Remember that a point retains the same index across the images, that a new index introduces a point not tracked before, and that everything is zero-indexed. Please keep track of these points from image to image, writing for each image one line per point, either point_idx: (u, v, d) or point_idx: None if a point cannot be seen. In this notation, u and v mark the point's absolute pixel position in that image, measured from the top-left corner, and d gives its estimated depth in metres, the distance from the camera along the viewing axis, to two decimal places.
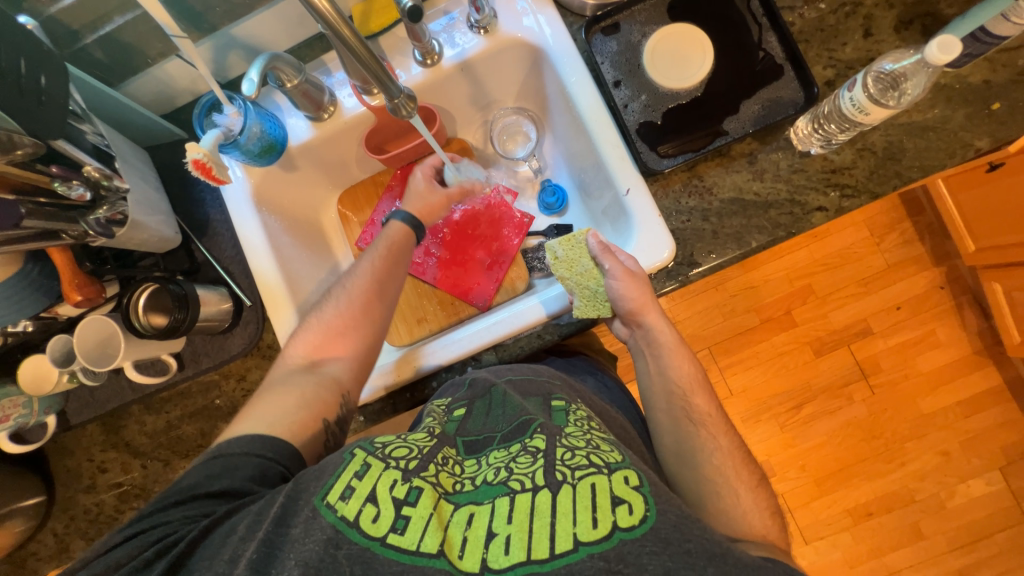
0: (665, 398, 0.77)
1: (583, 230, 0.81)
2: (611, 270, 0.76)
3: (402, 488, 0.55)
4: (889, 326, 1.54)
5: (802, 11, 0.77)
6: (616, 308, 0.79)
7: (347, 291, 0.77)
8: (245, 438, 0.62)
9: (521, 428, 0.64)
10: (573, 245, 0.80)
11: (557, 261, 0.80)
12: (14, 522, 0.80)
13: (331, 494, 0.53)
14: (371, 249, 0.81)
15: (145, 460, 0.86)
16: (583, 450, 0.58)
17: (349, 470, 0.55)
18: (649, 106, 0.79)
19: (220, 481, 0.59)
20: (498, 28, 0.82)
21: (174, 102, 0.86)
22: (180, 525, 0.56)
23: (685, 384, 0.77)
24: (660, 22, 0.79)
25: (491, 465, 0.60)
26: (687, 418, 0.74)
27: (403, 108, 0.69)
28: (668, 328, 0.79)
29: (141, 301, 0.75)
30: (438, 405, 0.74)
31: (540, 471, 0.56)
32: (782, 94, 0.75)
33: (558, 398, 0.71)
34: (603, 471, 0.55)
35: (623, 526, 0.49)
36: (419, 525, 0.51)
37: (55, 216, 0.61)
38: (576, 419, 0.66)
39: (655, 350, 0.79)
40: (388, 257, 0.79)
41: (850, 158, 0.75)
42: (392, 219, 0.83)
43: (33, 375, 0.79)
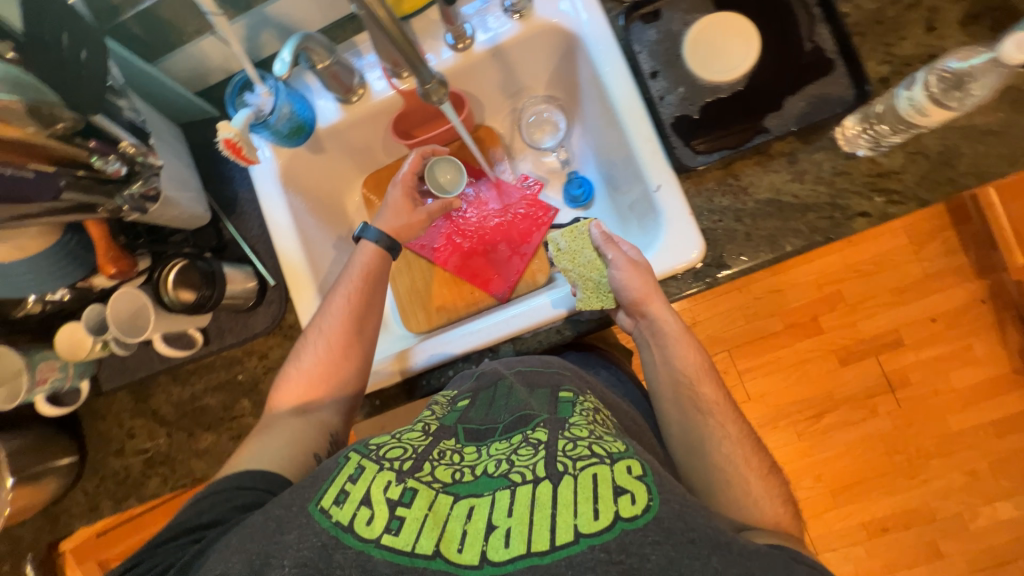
0: (671, 388, 0.75)
1: (586, 220, 0.82)
2: (614, 259, 0.75)
3: (396, 488, 0.54)
4: (923, 338, 1.48)
5: (858, 1, 0.73)
6: (617, 297, 0.76)
7: (327, 328, 0.77)
8: (231, 476, 0.64)
9: (522, 421, 0.63)
10: (576, 236, 0.81)
11: (559, 252, 0.81)
12: (49, 479, 0.85)
13: (325, 500, 0.54)
14: (344, 276, 0.81)
15: (170, 429, 0.89)
16: (585, 441, 0.57)
17: (342, 474, 0.56)
18: (687, 99, 0.75)
19: (209, 513, 0.60)
20: (533, 13, 0.80)
21: (206, 80, 0.87)
22: (171, 553, 0.58)
23: (691, 373, 0.74)
24: (704, 10, 0.76)
25: (492, 455, 0.58)
26: (694, 407, 0.73)
27: (434, 93, 0.67)
28: (673, 318, 0.75)
29: (171, 276, 0.78)
30: (443, 396, 0.75)
31: (541, 462, 0.55)
32: (830, 91, 0.71)
33: (566, 390, 0.70)
34: (605, 460, 0.54)
35: (625, 516, 0.48)
36: (414, 526, 0.50)
37: (92, 189, 0.61)
38: (582, 410, 0.65)
39: (660, 341, 0.76)
40: (363, 286, 0.79)
41: (899, 162, 0.70)
42: (365, 236, 0.82)
43: (68, 341, 0.81)
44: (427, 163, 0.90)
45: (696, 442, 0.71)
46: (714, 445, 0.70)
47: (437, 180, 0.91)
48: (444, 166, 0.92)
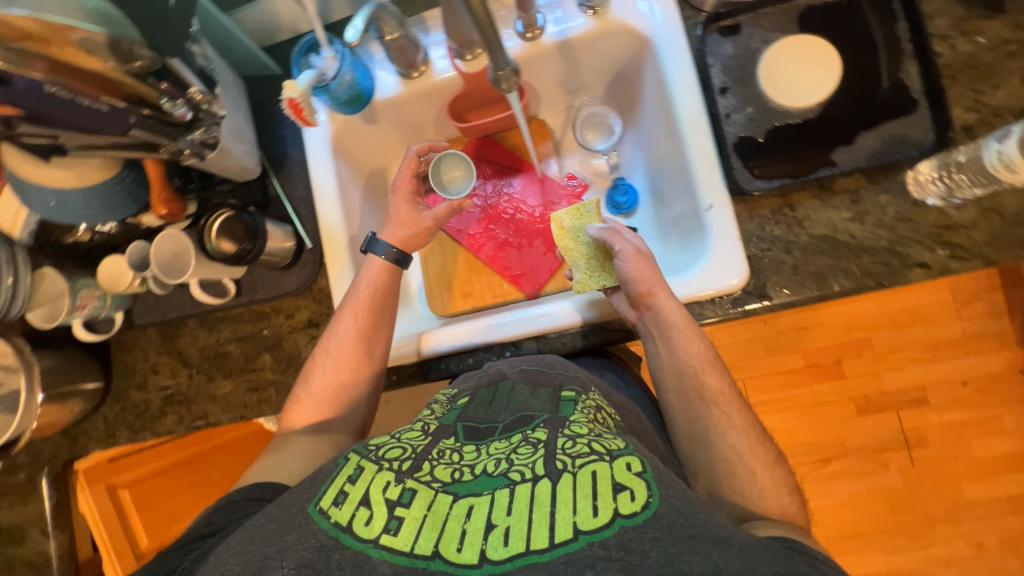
0: (675, 379, 0.73)
1: (594, 200, 0.83)
2: (621, 250, 0.75)
3: (395, 489, 0.53)
4: (951, 401, 1.42)
5: (954, 42, 0.69)
6: (625, 284, 0.75)
7: (335, 351, 0.78)
8: (235, 490, 0.65)
9: (522, 422, 0.63)
10: (581, 214, 0.82)
11: (565, 231, 0.82)
12: (75, 400, 0.88)
13: (323, 501, 0.53)
14: (350, 295, 0.80)
15: (192, 371, 0.92)
16: (585, 438, 0.56)
17: (341, 475, 0.55)
18: (754, 120, 0.73)
19: (209, 525, 0.60)
20: (608, 11, 0.78)
21: (274, 37, 0.87)
22: (170, 559, 0.58)
23: (695, 364, 0.72)
24: (787, 30, 0.73)
25: (491, 455, 0.58)
26: (698, 397, 0.71)
27: (505, 81, 0.67)
28: (677, 307, 0.72)
29: (216, 225, 0.78)
30: (443, 395, 0.75)
31: (541, 460, 0.54)
32: (908, 132, 0.68)
33: (568, 389, 0.69)
34: (605, 458, 0.53)
35: (625, 512, 0.47)
36: (413, 526, 0.50)
37: (157, 129, 0.63)
38: (584, 408, 0.64)
39: (664, 333, 0.72)
40: (370, 308, 0.79)
41: (970, 217, 0.67)
42: (372, 250, 0.82)
43: (109, 273, 0.85)
44: (436, 157, 0.88)
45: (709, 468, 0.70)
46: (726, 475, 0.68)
47: (442, 177, 0.90)
48: (450, 162, 0.90)
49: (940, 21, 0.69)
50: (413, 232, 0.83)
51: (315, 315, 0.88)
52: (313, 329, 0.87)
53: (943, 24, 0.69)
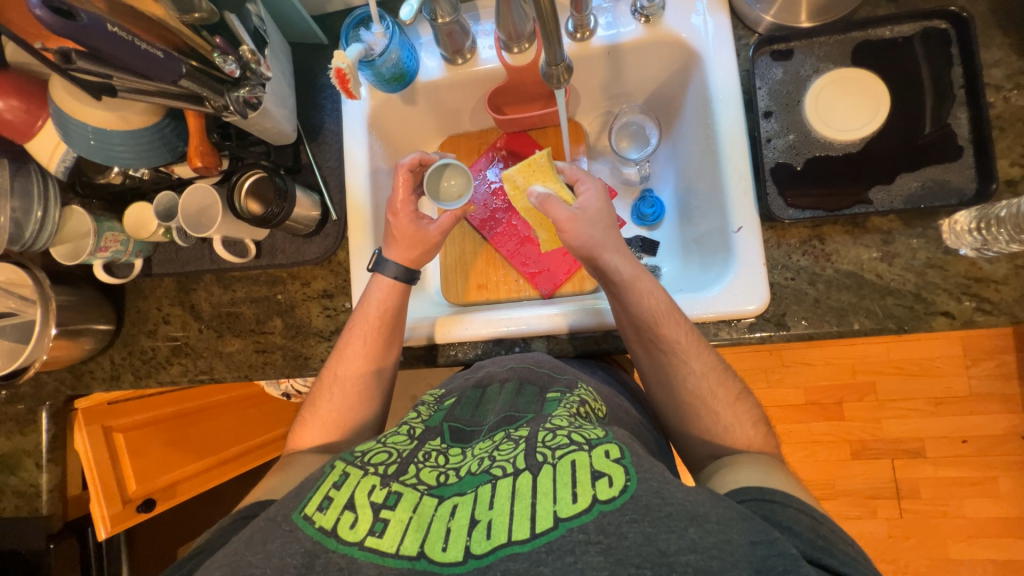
0: (632, 330, 0.73)
1: (544, 152, 0.81)
2: (557, 218, 0.75)
3: (380, 492, 0.53)
4: (950, 456, 1.40)
5: (1008, 94, 0.68)
6: (570, 247, 0.76)
7: (343, 373, 0.78)
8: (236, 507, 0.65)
9: (507, 422, 0.63)
10: (534, 169, 0.81)
11: (518, 191, 0.83)
12: (86, 339, 0.89)
13: (308, 507, 0.52)
14: (360, 316, 0.79)
15: (202, 326, 0.93)
16: (565, 430, 0.56)
17: (326, 482, 0.55)
18: (794, 148, 0.72)
19: (206, 541, 0.60)
20: (661, 21, 0.78)
21: (325, 7, 0.88)
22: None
23: (649, 316, 0.71)
24: (839, 61, 0.72)
25: (475, 456, 0.58)
26: (657, 348, 0.71)
27: (556, 78, 0.67)
28: (625, 262, 0.74)
29: (246, 184, 0.79)
30: (431, 395, 0.77)
31: (521, 455, 0.54)
32: (950, 178, 0.67)
33: (553, 390, 0.68)
34: (583, 447, 0.53)
35: (603, 498, 0.47)
36: (398, 528, 0.49)
37: (205, 82, 0.63)
38: (569, 404, 0.63)
39: (615, 290, 0.73)
40: (376, 331, 0.78)
41: (1002, 272, 0.66)
42: (379, 270, 0.81)
43: (136, 219, 0.87)
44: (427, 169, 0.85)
45: None
46: None
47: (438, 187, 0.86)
48: (446, 172, 0.86)
49: (996, 71, 0.68)
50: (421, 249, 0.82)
51: (330, 287, 0.88)
52: (327, 300, 0.88)
53: (999, 74, 0.68)
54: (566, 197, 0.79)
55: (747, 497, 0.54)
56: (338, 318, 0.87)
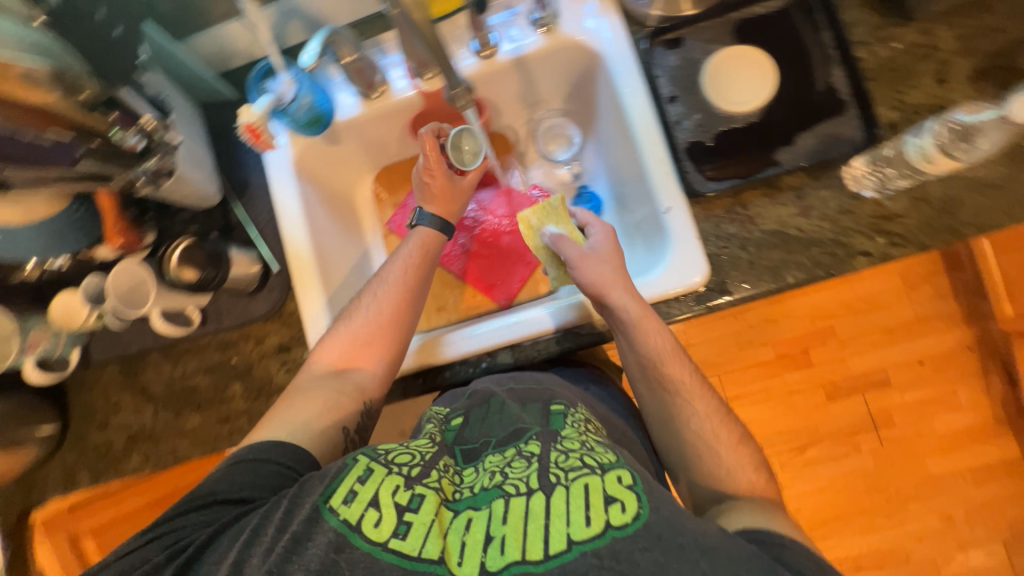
0: (638, 369, 0.74)
1: (557, 196, 0.82)
2: (568, 257, 0.76)
3: (404, 494, 0.56)
4: (910, 379, 1.50)
5: (874, 48, 0.75)
6: (581, 287, 0.75)
7: (377, 299, 0.78)
8: (263, 445, 0.65)
9: (516, 436, 0.64)
10: (547, 212, 0.82)
11: (531, 231, 0.82)
12: (28, 446, 0.83)
13: (333, 498, 0.55)
14: (398, 256, 0.82)
15: (157, 407, 0.88)
16: (576, 452, 0.58)
17: (351, 475, 0.57)
18: (702, 126, 0.77)
19: (239, 488, 0.61)
20: (559, 29, 0.82)
21: (230, 63, 0.88)
22: (197, 528, 0.58)
23: (655, 356, 0.72)
24: (725, 41, 0.78)
25: (487, 470, 0.60)
26: (660, 385, 0.73)
27: (459, 98, 0.69)
28: (633, 302, 0.71)
29: (175, 254, 0.76)
30: (437, 413, 0.74)
31: (534, 475, 0.56)
32: (841, 131, 0.73)
33: (557, 403, 0.70)
34: (596, 471, 0.54)
35: (615, 524, 0.49)
36: (420, 531, 0.52)
37: (110, 159, 0.63)
38: (574, 421, 0.65)
39: (623, 329, 0.73)
40: (419, 265, 0.81)
41: (903, 206, 0.72)
42: (419, 221, 0.84)
43: (63, 310, 0.80)
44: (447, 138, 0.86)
45: None
46: None
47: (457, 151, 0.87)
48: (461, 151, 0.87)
49: (859, 29, 0.76)
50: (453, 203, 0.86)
51: (286, 339, 0.86)
52: (285, 353, 0.86)
53: (863, 32, 0.75)
54: (578, 239, 0.80)
55: (756, 536, 0.55)
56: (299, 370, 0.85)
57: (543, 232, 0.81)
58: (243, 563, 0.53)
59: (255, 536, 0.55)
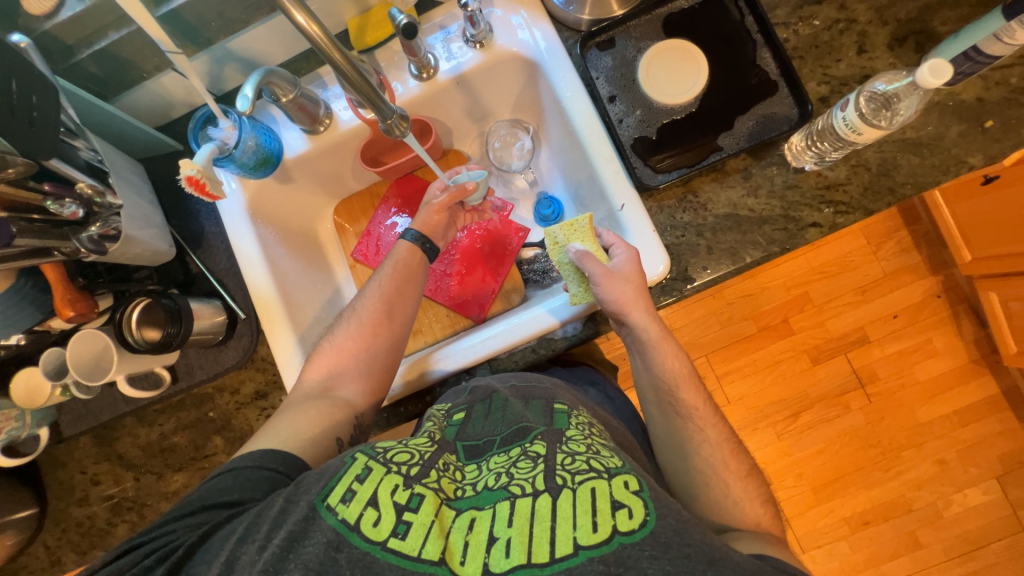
0: (653, 394, 0.76)
1: (586, 214, 0.79)
2: (592, 274, 0.73)
3: (403, 493, 0.54)
4: (888, 334, 1.54)
5: (796, 27, 0.78)
6: (602, 304, 0.74)
7: (357, 313, 0.79)
8: (256, 452, 0.63)
9: (521, 434, 0.64)
10: (574, 230, 0.79)
11: (558, 246, 0.80)
12: (6, 535, 0.80)
13: (331, 497, 0.53)
14: (380, 272, 0.83)
15: (138, 473, 0.86)
16: (583, 455, 0.58)
17: (349, 474, 0.56)
18: (644, 122, 0.79)
19: (232, 492, 0.59)
20: (494, 43, 0.83)
21: (169, 115, 0.87)
22: (184, 532, 0.56)
23: (669, 374, 0.75)
24: (655, 37, 0.80)
25: (492, 470, 0.60)
26: (675, 411, 0.74)
27: (396, 128, 0.69)
28: (653, 324, 0.74)
29: (134, 315, 0.74)
30: (438, 409, 0.74)
31: (541, 475, 0.56)
32: (776, 110, 0.76)
33: (560, 402, 0.71)
34: (603, 475, 0.55)
35: (623, 530, 0.49)
36: (421, 531, 0.51)
37: (46, 233, 0.62)
38: (578, 423, 0.66)
39: (641, 348, 0.76)
40: (398, 278, 0.81)
41: (844, 174, 0.75)
42: (402, 236, 0.85)
43: (26, 391, 0.78)
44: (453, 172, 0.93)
45: (678, 446, 0.74)
46: (695, 448, 0.72)
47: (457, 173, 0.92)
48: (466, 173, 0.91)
49: (780, 11, 0.78)
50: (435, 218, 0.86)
51: (261, 385, 0.85)
52: (262, 400, 0.85)
53: (783, 13, 0.78)
54: (602, 258, 0.76)
55: (767, 555, 0.56)
56: None
57: (569, 249, 0.78)
58: (235, 561, 0.51)
59: (245, 535, 0.53)
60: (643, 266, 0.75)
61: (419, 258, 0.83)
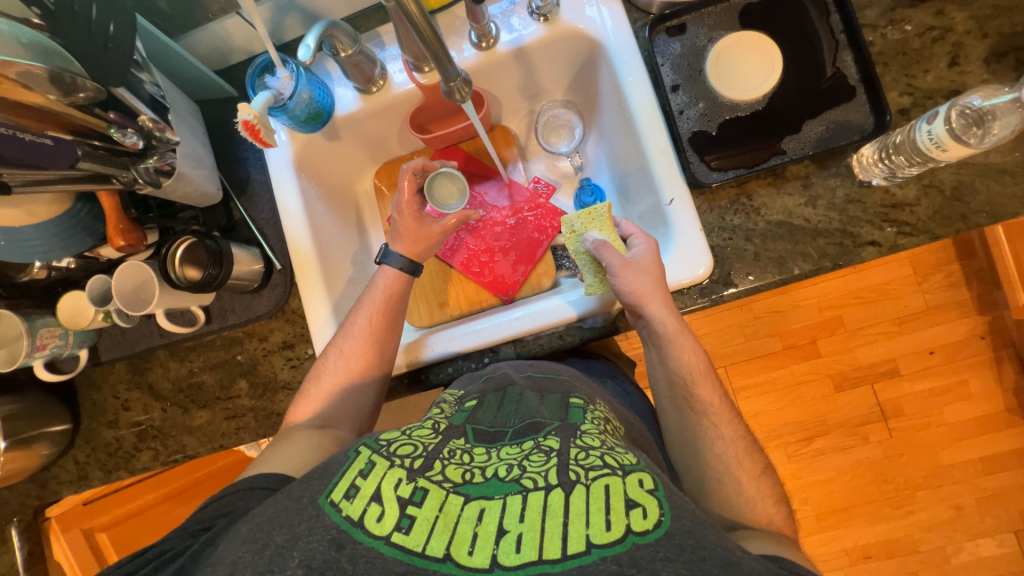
0: (666, 386, 0.76)
1: (606, 203, 0.80)
2: (610, 265, 0.73)
3: (407, 487, 0.54)
4: (920, 370, 1.47)
5: (884, 31, 0.73)
6: (617, 295, 0.73)
7: (344, 356, 0.77)
8: (245, 478, 0.64)
9: (533, 428, 0.64)
10: (592, 218, 0.80)
11: (574, 235, 0.81)
12: (41, 445, 0.85)
13: (335, 493, 0.54)
14: (365, 298, 0.82)
15: (166, 405, 0.89)
16: (597, 451, 0.58)
17: (352, 469, 0.57)
18: (706, 115, 0.76)
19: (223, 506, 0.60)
20: (558, 17, 0.80)
21: (228, 60, 0.88)
22: (180, 540, 0.58)
23: (687, 373, 0.73)
24: (729, 27, 0.76)
25: (503, 460, 0.59)
26: (689, 406, 0.74)
27: (457, 92, 0.67)
28: (670, 317, 0.72)
29: (178, 253, 0.77)
30: (450, 395, 0.76)
31: (554, 470, 0.55)
32: (850, 118, 0.71)
33: (576, 397, 0.71)
34: (617, 472, 0.54)
35: (637, 530, 0.49)
36: (425, 526, 0.51)
37: (107, 160, 0.63)
38: (593, 419, 0.66)
39: (657, 342, 0.74)
40: (383, 313, 0.80)
41: (913, 194, 0.70)
42: (385, 260, 0.83)
43: (71, 309, 0.82)
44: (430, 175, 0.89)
45: (693, 451, 0.72)
46: (715, 464, 0.70)
47: (437, 193, 0.90)
48: (450, 176, 0.90)
49: (870, 12, 0.73)
50: (422, 241, 0.84)
51: (289, 337, 0.87)
52: (288, 351, 0.86)
53: (873, 14, 0.73)
54: (619, 249, 0.76)
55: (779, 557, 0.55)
56: (303, 366, 0.86)
57: (585, 237, 0.79)
58: (237, 564, 0.51)
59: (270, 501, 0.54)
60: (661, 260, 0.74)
61: (392, 280, 0.82)
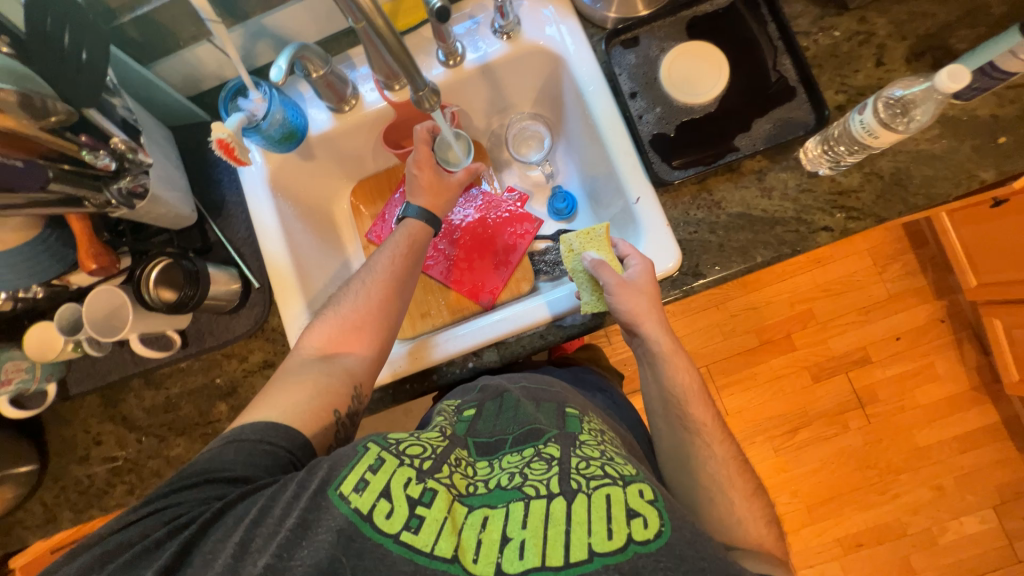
0: (661, 405, 0.77)
1: (604, 225, 0.82)
2: (608, 284, 0.74)
3: (416, 487, 0.54)
4: (889, 355, 1.54)
5: (816, 37, 0.80)
6: (613, 313, 0.75)
7: (366, 286, 0.78)
8: (257, 425, 0.63)
9: (533, 435, 0.64)
10: (590, 239, 0.81)
11: (572, 254, 0.81)
12: (4, 488, 0.80)
13: (344, 486, 0.53)
14: (390, 243, 0.82)
15: (141, 435, 0.86)
16: (597, 461, 0.58)
17: (362, 463, 0.55)
18: (663, 119, 0.81)
19: (238, 467, 0.59)
20: (521, 35, 0.85)
21: (200, 86, 0.89)
22: (194, 505, 0.57)
23: (680, 393, 0.75)
24: (678, 38, 0.82)
25: (505, 469, 0.59)
26: (682, 425, 0.75)
27: (427, 100, 0.70)
28: (664, 337, 0.75)
29: (152, 275, 0.76)
30: (448, 405, 0.75)
31: (555, 478, 0.55)
32: (793, 115, 0.77)
33: (572, 407, 0.72)
34: (618, 482, 0.55)
35: (638, 539, 0.49)
36: (434, 526, 0.51)
37: (79, 182, 0.63)
38: (590, 429, 0.67)
39: (651, 359, 0.77)
40: (408, 254, 0.81)
41: (857, 181, 0.76)
42: (407, 214, 0.84)
43: (38, 342, 0.79)
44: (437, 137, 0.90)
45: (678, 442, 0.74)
46: (700, 456, 0.72)
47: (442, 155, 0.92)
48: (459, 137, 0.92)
49: (802, 21, 0.80)
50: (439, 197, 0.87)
51: (269, 355, 0.85)
52: (270, 369, 0.85)
53: (805, 23, 0.80)
54: (616, 269, 0.76)
55: None
56: None
57: (584, 256, 0.79)
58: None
59: (257, 521, 0.53)
60: (654, 264, 0.77)
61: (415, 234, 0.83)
